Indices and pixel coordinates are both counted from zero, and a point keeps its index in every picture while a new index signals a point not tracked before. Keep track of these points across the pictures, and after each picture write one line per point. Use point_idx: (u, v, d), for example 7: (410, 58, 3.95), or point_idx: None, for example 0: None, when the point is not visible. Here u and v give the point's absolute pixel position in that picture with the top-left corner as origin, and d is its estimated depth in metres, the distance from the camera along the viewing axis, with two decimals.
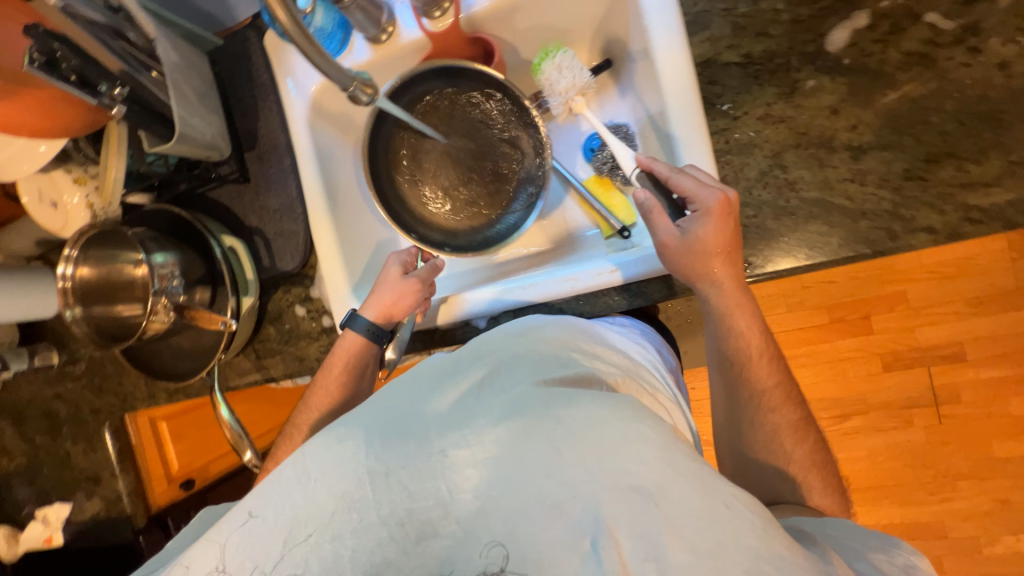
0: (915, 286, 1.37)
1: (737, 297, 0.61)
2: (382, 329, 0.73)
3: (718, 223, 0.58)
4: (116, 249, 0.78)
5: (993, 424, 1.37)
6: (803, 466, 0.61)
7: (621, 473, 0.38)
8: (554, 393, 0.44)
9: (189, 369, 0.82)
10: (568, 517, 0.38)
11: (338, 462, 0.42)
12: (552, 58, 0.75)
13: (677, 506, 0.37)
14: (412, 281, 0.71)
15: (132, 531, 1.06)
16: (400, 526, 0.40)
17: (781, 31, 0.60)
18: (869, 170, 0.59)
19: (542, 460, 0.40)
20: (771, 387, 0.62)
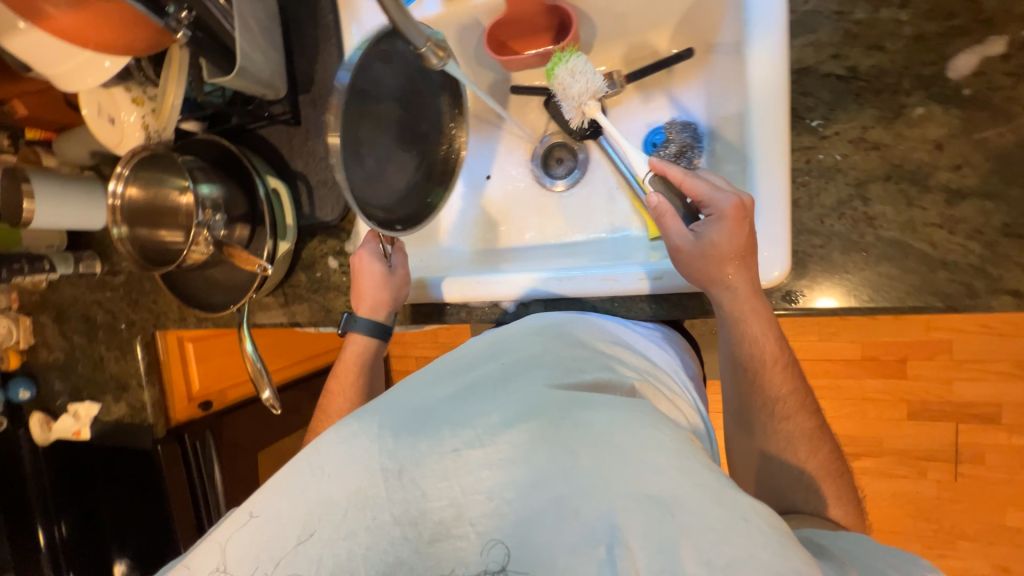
0: (963, 338, 1.29)
1: (753, 302, 0.56)
2: (389, 322, 0.78)
3: (735, 226, 0.54)
4: (164, 174, 0.78)
5: (1015, 492, 1.31)
6: (819, 476, 0.56)
7: (635, 480, 0.36)
8: (576, 400, 0.42)
9: (222, 302, 0.85)
10: (581, 527, 0.35)
11: (354, 457, 0.41)
12: (564, 62, 0.71)
13: (692, 517, 0.34)
14: (404, 271, 0.76)
15: (152, 439, 1.13)
16: (412, 526, 0.38)
17: (899, 46, 0.54)
18: (963, 219, 0.53)
19: (557, 464, 0.38)
20: (785, 394, 0.57)
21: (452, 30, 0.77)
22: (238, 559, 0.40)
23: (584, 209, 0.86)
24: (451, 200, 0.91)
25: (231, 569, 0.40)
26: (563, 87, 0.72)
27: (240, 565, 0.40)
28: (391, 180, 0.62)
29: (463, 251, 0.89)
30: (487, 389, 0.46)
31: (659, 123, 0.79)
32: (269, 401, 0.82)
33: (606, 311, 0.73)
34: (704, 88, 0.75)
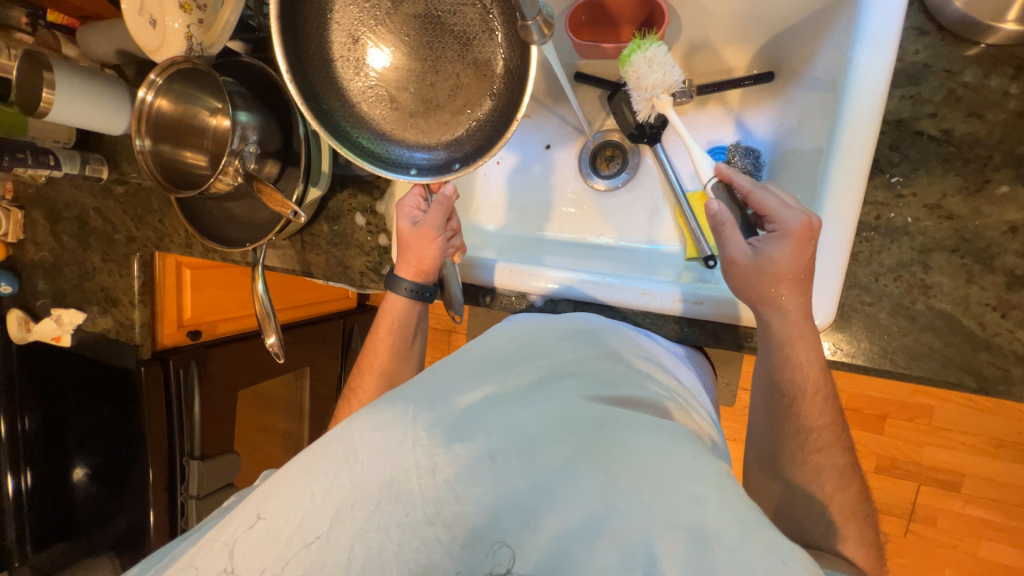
0: (944, 406, 1.31)
1: (802, 328, 0.55)
2: (425, 286, 0.74)
3: (798, 246, 0.53)
4: (197, 91, 0.73)
5: (957, 557, 1.36)
6: (842, 514, 0.56)
7: (674, 509, 0.35)
8: (619, 422, 0.42)
9: (238, 238, 0.81)
10: (618, 550, 0.34)
11: (388, 448, 0.41)
12: (644, 49, 0.65)
13: (732, 553, 0.33)
14: (422, 230, 0.70)
15: (135, 360, 1.09)
16: (445, 527, 0.37)
17: (1000, 118, 0.53)
18: (1018, 305, 0.53)
19: (594, 484, 0.38)
20: (820, 427, 0.57)
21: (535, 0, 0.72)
22: (250, 558, 0.39)
23: (625, 214, 0.83)
24: (492, 179, 0.87)
25: (246, 571, 0.38)
26: (637, 75, 0.66)
27: (250, 567, 0.38)
28: (435, 113, 0.58)
29: (496, 233, 0.86)
30: (527, 397, 0.46)
31: (722, 142, 0.76)
32: (272, 347, 0.79)
33: (636, 323, 0.72)
34: (777, 116, 0.72)
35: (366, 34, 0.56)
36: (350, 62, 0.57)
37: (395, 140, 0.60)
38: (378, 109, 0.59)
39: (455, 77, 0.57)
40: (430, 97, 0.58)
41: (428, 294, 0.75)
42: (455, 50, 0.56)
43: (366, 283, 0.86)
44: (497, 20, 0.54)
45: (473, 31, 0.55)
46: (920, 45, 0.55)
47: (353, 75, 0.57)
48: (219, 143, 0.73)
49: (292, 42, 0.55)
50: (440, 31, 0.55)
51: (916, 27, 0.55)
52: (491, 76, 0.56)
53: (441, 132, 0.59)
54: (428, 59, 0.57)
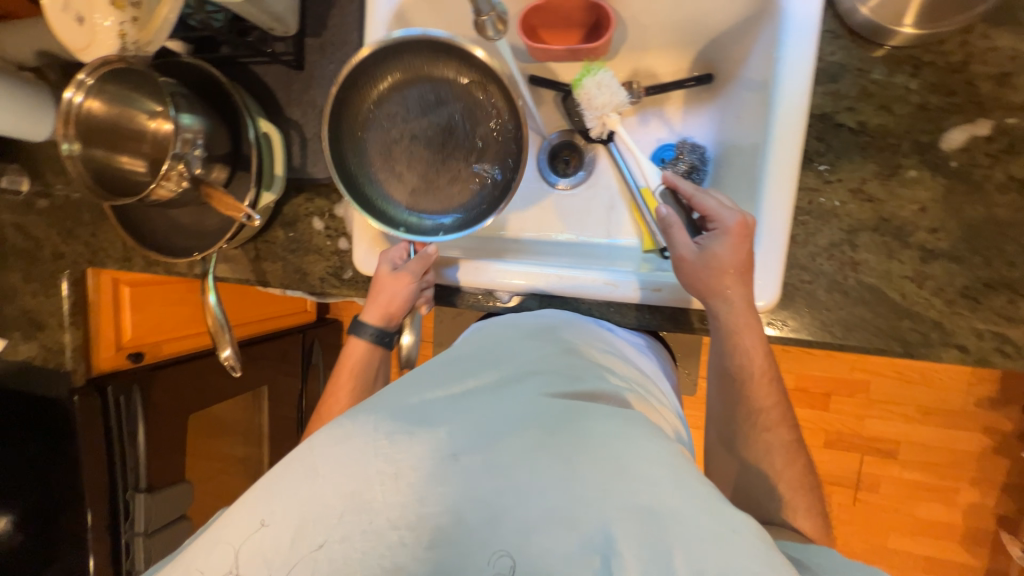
0: (879, 380, 1.43)
1: (746, 317, 0.59)
2: (385, 330, 0.73)
3: (737, 241, 0.58)
4: (135, 93, 0.69)
5: (899, 519, 1.47)
6: (792, 487, 0.59)
7: (630, 491, 0.35)
8: (579, 413, 0.41)
9: (184, 247, 0.77)
10: (578, 536, 0.34)
11: (347, 458, 0.39)
12: (592, 74, 0.75)
13: (685, 527, 0.33)
14: (399, 276, 0.70)
15: (67, 389, 0.98)
16: (411, 530, 0.36)
17: (905, 111, 0.60)
18: (931, 276, 0.60)
19: (553, 475, 0.37)
20: (769, 407, 0.61)
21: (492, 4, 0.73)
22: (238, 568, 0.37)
23: (585, 211, 0.84)
24: None
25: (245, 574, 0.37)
26: (587, 96, 0.75)
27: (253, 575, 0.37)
28: (440, 194, 0.69)
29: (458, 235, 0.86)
30: (491, 394, 0.44)
31: (669, 141, 0.80)
32: (228, 361, 0.75)
33: (599, 315, 0.74)
34: (718, 115, 0.76)
35: (397, 123, 0.68)
36: (377, 143, 0.68)
37: (394, 203, 0.68)
38: (387, 179, 0.68)
39: (458, 171, 0.68)
40: (435, 179, 0.69)
41: (390, 338, 0.74)
42: (464, 152, 0.68)
43: (326, 288, 0.83)
44: (504, 131, 0.66)
45: (482, 139, 0.68)
46: (836, 46, 0.62)
47: (377, 148, 0.68)
48: (161, 148, 0.69)
49: (336, 120, 0.65)
50: (455, 138, 0.68)
51: (831, 31, 0.62)
52: (488, 175, 0.68)
53: (436, 206, 0.69)
54: (442, 152, 0.69)
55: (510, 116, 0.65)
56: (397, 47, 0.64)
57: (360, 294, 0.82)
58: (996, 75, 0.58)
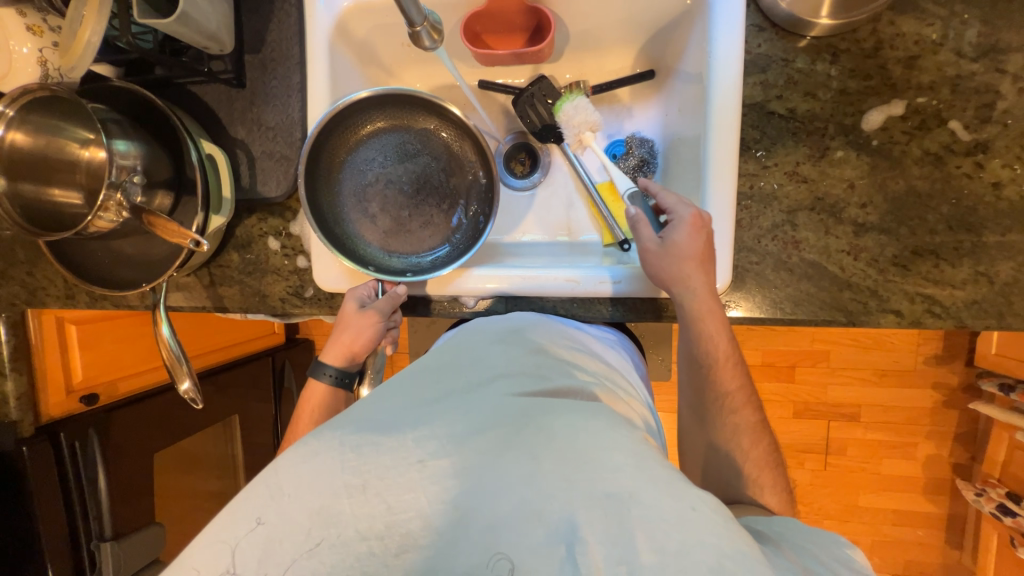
0: (838, 348, 1.51)
1: (710, 303, 0.62)
2: (346, 371, 0.69)
3: (693, 231, 0.61)
4: (64, 122, 0.65)
5: (867, 478, 1.56)
6: (758, 465, 0.60)
7: (596, 478, 0.37)
8: (542, 410, 0.42)
9: (132, 279, 0.73)
10: (544, 526, 0.35)
11: (313, 476, 0.38)
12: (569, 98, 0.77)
13: (646, 508, 0.35)
14: (365, 314, 0.68)
15: (14, 441, 0.91)
16: (379, 540, 0.36)
17: (828, 97, 0.64)
18: (865, 248, 0.64)
19: (519, 469, 0.38)
20: (734, 389, 0.63)
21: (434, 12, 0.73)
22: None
23: (545, 210, 0.85)
24: None
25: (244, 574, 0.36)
26: (565, 117, 0.77)
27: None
28: (411, 236, 0.72)
29: None
30: (458, 399, 0.45)
31: (619, 136, 0.82)
32: (188, 394, 0.72)
33: (565, 312, 0.75)
34: (663, 109, 0.79)
35: (373, 170, 0.71)
36: (352, 187, 0.71)
37: (366, 242, 0.71)
38: (360, 221, 0.71)
39: (430, 216, 0.72)
40: (407, 222, 0.72)
41: (354, 380, 0.71)
42: (437, 198, 0.72)
43: (288, 309, 0.81)
44: (478, 181, 0.72)
45: (456, 188, 0.72)
46: (761, 39, 0.65)
47: (352, 191, 0.71)
48: (96, 178, 0.66)
49: (313, 164, 0.68)
50: (429, 184, 0.72)
51: (756, 25, 0.65)
52: (459, 220, 0.72)
53: (406, 248, 0.72)
54: (416, 197, 0.72)
55: (483, 168, 0.71)
56: (378, 100, 0.69)
57: (324, 311, 0.80)
58: (905, 59, 0.63)
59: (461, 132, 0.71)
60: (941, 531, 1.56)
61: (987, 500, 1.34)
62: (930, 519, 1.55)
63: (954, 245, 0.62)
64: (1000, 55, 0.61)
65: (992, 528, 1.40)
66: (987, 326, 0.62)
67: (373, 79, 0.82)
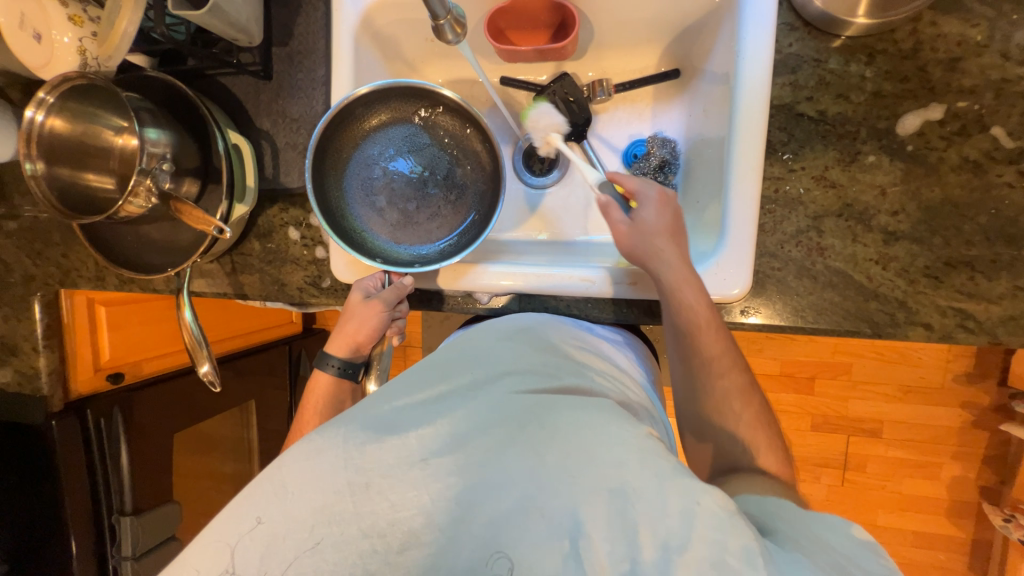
0: (861, 361, 1.46)
1: (684, 272, 0.60)
2: (352, 362, 0.70)
3: (660, 207, 0.63)
4: (99, 109, 0.67)
5: (888, 496, 1.50)
6: (751, 427, 0.56)
7: (599, 474, 0.37)
8: (546, 407, 0.42)
9: (157, 264, 0.75)
10: (547, 521, 0.36)
11: (317, 474, 0.39)
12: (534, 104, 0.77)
13: (650, 504, 0.35)
14: (371, 304, 0.69)
15: (44, 414, 0.95)
16: (381, 537, 0.37)
17: (861, 99, 0.62)
18: (894, 257, 0.61)
19: (523, 466, 0.38)
20: (721, 357, 0.59)
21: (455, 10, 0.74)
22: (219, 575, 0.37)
23: (560, 210, 0.84)
24: None
25: (244, 573, 0.36)
26: (533, 123, 0.76)
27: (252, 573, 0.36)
28: (418, 229, 0.72)
29: None
30: (465, 396, 0.45)
31: (641, 136, 0.81)
32: (207, 377, 0.74)
33: (578, 312, 0.75)
34: (687, 109, 0.78)
35: (380, 162, 0.72)
36: (359, 180, 0.72)
37: (373, 235, 0.72)
38: (367, 214, 0.72)
39: (436, 208, 0.73)
40: (415, 215, 0.72)
41: (360, 372, 0.71)
42: (443, 190, 0.73)
43: (306, 298, 0.82)
44: (484, 171, 0.72)
45: (462, 178, 0.73)
46: (793, 38, 0.63)
47: (360, 184, 0.72)
48: (129, 164, 0.68)
49: (320, 159, 0.69)
50: (436, 176, 0.73)
51: (787, 23, 0.63)
52: (465, 211, 0.72)
53: (414, 241, 0.73)
54: (423, 189, 0.73)
55: (489, 158, 0.71)
56: (381, 95, 0.70)
57: (341, 302, 0.81)
58: (946, 61, 0.60)
59: (466, 122, 0.71)
60: (964, 556, 1.49)
61: (1016, 526, 1.27)
62: (953, 542, 1.49)
63: (991, 257, 0.59)
64: None
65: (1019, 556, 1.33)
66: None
67: (396, 73, 0.83)
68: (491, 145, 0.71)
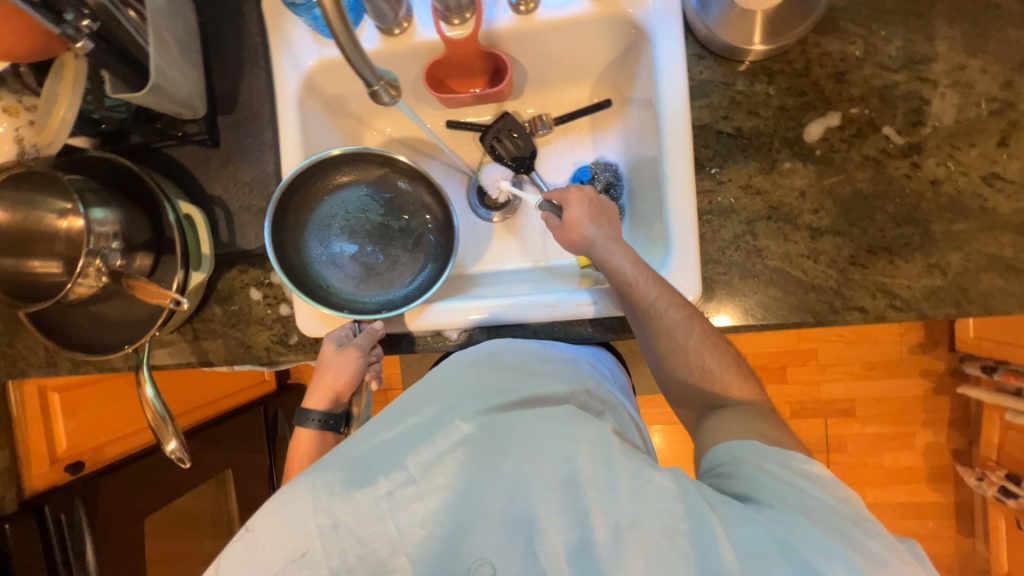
0: (825, 345, 1.53)
1: (615, 250, 0.65)
2: (333, 414, 0.71)
3: (579, 201, 0.68)
4: (40, 194, 0.66)
5: (870, 472, 1.56)
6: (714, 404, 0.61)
7: (553, 474, 0.43)
8: (505, 426, 0.46)
9: (113, 342, 0.73)
10: (506, 525, 0.41)
11: (290, 520, 0.41)
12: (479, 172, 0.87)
13: (600, 492, 0.41)
14: (346, 352, 0.69)
15: None
16: (349, 572, 0.41)
17: (770, 114, 0.68)
18: (823, 251, 0.67)
19: (482, 480, 0.43)
20: (674, 314, 0.61)
21: (391, 67, 0.78)
22: None
23: (518, 238, 0.87)
24: None
25: None
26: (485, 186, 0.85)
27: None
28: (381, 280, 0.74)
29: None
30: (431, 426, 0.46)
31: (585, 162, 0.86)
32: (175, 454, 0.71)
33: (546, 336, 0.76)
34: (623, 135, 0.84)
35: (337, 220, 0.74)
36: (322, 236, 0.73)
37: (336, 290, 0.72)
38: (328, 270, 0.73)
39: (395, 258, 0.74)
40: (375, 266, 0.74)
41: (342, 422, 0.72)
42: (400, 241, 0.75)
43: (274, 357, 0.81)
44: (436, 218, 0.75)
45: (416, 227, 0.75)
46: (702, 66, 0.70)
47: (320, 244, 0.73)
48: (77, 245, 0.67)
49: (277, 227, 0.70)
50: (391, 228, 0.75)
51: (696, 54, 0.70)
52: (424, 257, 0.74)
53: (378, 290, 0.74)
54: (380, 242, 0.75)
55: (439, 205, 0.74)
56: (329, 162, 0.72)
57: (310, 357, 0.81)
58: (834, 74, 0.68)
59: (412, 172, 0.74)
60: (950, 520, 1.55)
61: (989, 484, 1.34)
62: (938, 508, 1.55)
63: (904, 241, 0.66)
64: (919, 65, 0.66)
65: (997, 512, 1.39)
66: (947, 315, 0.65)
67: (344, 128, 0.86)
68: (438, 193, 0.74)
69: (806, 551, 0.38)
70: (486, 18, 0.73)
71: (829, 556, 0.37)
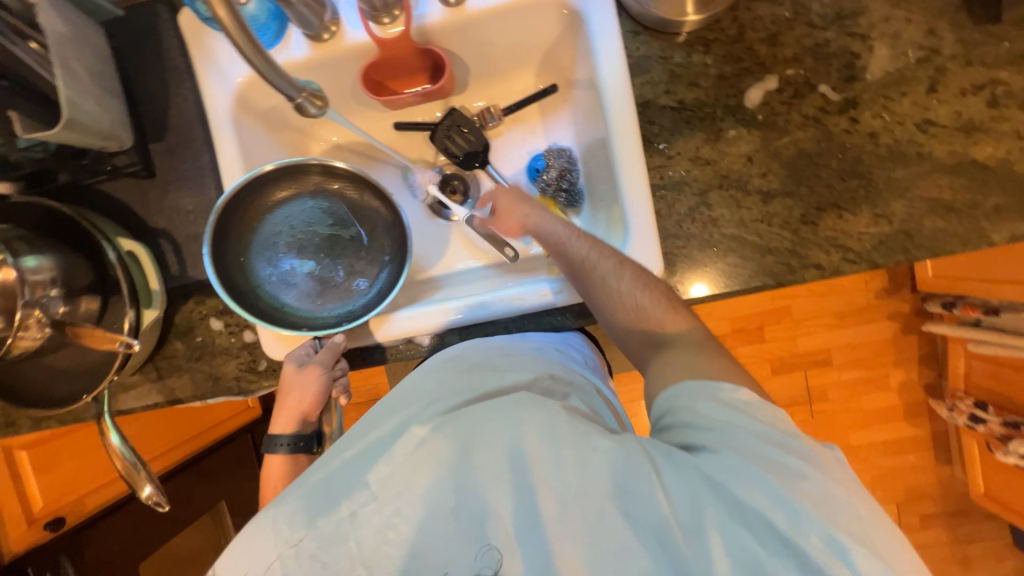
0: (797, 301, 1.58)
1: (542, 224, 0.68)
2: (302, 435, 0.69)
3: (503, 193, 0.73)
4: None
5: (852, 417, 1.62)
6: None
7: (504, 464, 0.45)
8: (462, 427, 0.46)
9: (69, 393, 0.70)
10: (461, 523, 0.44)
11: (256, 555, 0.44)
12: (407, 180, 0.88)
13: (545, 472, 0.44)
14: (307, 372, 0.67)
15: None
16: None
17: (710, 84, 0.69)
18: (775, 214, 0.68)
19: (437, 485, 0.44)
20: (608, 263, 0.62)
21: (326, 74, 0.75)
22: None
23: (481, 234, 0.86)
24: None
25: None
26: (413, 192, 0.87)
27: None
28: (338, 292, 0.72)
29: None
30: (391, 438, 0.48)
31: (540, 150, 0.85)
32: (151, 499, 0.69)
33: (518, 330, 0.76)
34: (573, 119, 0.83)
35: (284, 233, 0.72)
36: (268, 251, 0.71)
37: (292, 308, 0.71)
38: (281, 287, 0.71)
39: (350, 267, 0.73)
40: (330, 278, 0.72)
41: (313, 442, 0.70)
42: (353, 249, 0.73)
43: (245, 386, 0.79)
44: (387, 223, 0.73)
45: (367, 234, 0.73)
46: (638, 42, 0.70)
47: (269, 261, 0.71)
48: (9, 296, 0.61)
49: (219, 248, 0.68)
50: (342, 238, 0.73)
51: (631, 31, 0.70)
52: (380, 263, 0.73)
53: (337, 302, 0.72)
54: (332, 253, 0.73)
55: (387, 210, 0.72)
56: (264, 180, 0.69)
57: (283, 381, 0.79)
58: (767, 38, 0.68)
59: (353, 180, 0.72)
60: (930, 452, 1.62)
61: (960, 413, 1.41)
62: (918, 442, 1.62)
63: (850, 194, 0.67)
64: (847, 21, 0.67)
65: (971, 439, 1.47)
66: (897, 262, 0.67)
67: (287, 142, 0.83)
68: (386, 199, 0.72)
69: (729, 485, 0.43)
70: (416, 14, 0.71)
71: (753, 487, 0.43)
